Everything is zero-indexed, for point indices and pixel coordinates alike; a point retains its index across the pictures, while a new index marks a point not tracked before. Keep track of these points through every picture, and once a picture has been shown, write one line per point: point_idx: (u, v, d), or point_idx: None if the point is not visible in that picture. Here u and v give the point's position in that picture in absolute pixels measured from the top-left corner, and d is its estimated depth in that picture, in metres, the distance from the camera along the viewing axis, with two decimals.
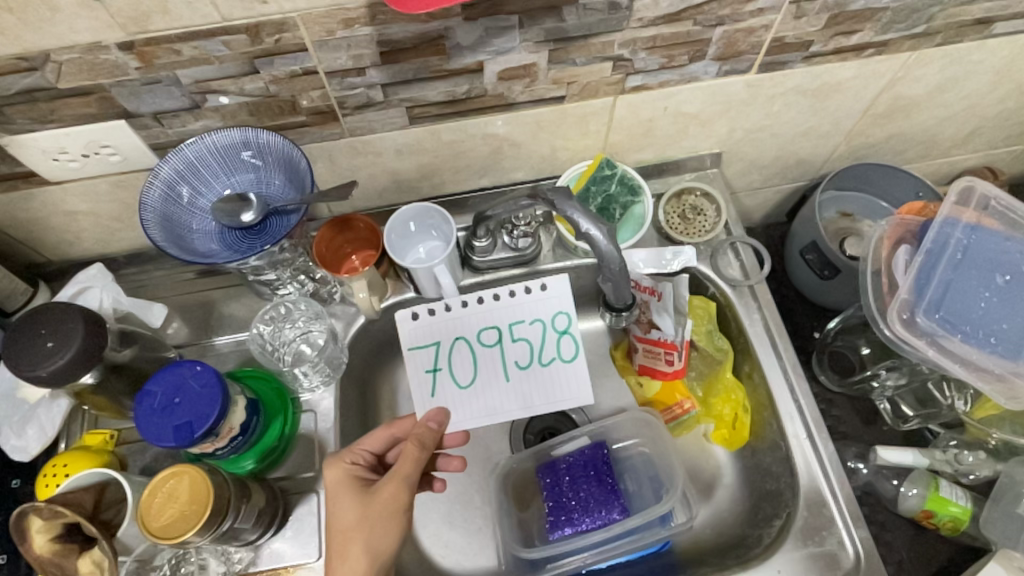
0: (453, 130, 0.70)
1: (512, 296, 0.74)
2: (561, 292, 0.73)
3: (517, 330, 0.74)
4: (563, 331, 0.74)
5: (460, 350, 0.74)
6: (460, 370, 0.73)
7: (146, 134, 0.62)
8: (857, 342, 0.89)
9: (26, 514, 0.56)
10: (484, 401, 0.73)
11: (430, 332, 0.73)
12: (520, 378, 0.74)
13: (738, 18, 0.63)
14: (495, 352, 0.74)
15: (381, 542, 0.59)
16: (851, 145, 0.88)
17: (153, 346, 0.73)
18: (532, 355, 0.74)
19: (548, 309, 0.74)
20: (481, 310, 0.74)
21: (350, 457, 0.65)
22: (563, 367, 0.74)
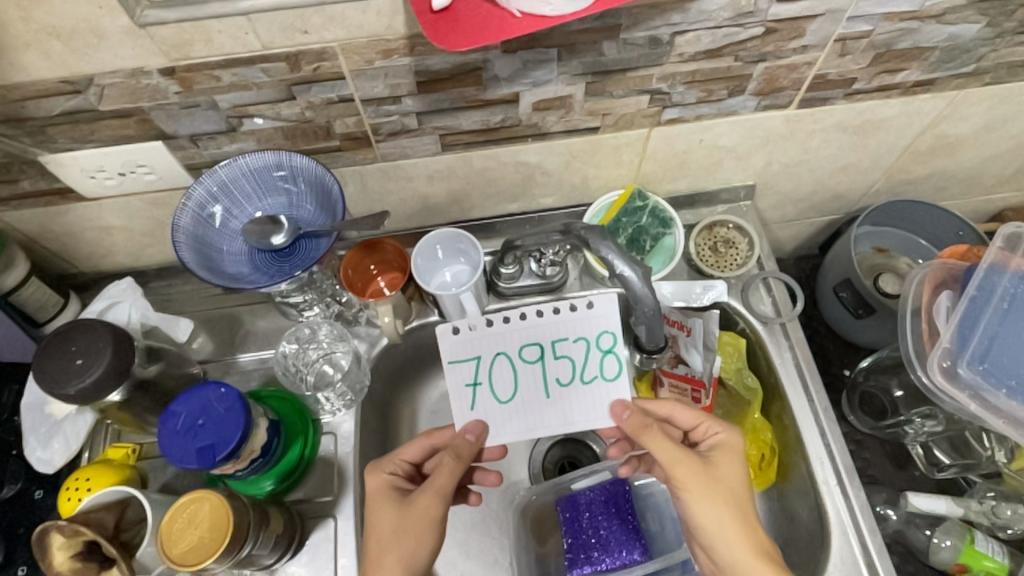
0: (485, 157, 0.70)
1: (555, 312, 0.64)
2: (608, 310, 0.63)
3: (560, 346, 0.63)
4: (607, 350, 0.62)
5: (501, 366, 0.63)
6: (502, 385, 0.62)
7: (182, 155, 0.62)
8: (889, 383, 0.86)
9: (48, 531, 0.56)
10: (522, 420, 0.62)
11: (471, 345, 0.62)
12: (564, 395, 0.62)
13: (781, 55, 0.62)
14: (539, 368, 0.63)
15: (417, 555, 0.56)
16: (889, 181, 0.86)
17: (178, 362, 0.73)
18: (574, 373, 0.62)
19: (595, 327, 0.63)
20: (523, 322, 0.63)
21: (389, 465, 0.62)
22: (607, 388, 0.62)
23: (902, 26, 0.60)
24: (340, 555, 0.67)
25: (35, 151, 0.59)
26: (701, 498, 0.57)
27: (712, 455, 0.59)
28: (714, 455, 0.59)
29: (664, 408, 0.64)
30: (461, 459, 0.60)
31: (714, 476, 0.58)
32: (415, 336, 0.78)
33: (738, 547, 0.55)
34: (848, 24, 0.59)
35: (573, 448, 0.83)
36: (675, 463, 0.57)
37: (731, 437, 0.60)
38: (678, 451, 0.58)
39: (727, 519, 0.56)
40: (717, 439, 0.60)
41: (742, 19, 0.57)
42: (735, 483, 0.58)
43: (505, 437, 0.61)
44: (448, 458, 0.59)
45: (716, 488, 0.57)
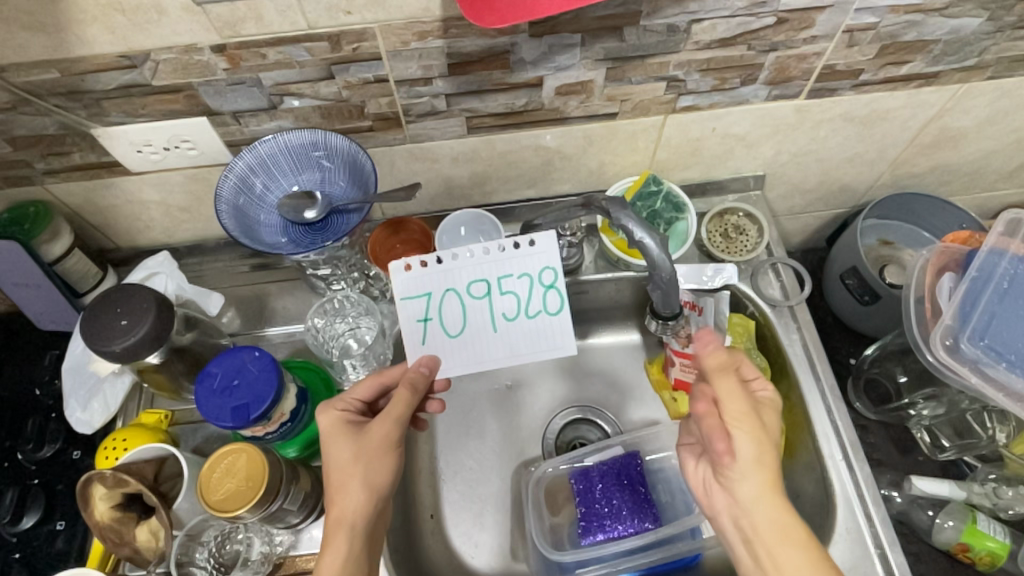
0: (508, 140, 0.73)
1: (500, 251, 0.68)
2: (549, 248, 0.68)
3: (506, 283, 0.69)
4: (550, 285, 0.69)
5: (451, 302, 0.69)
6: (447, 318, 0.69)
7: (224, 131, 0.66)
8: (894, 370, 0.89)
9: (91, 481, 0.60)
10: (472, 351, 0.70)
11: (422, 282, 0.68)
12: (505, 329, 0.69)
13: (791, 45, 0.65)
14: (480, 302, 0.69)
15: (379, 478, 0.60)
16: (895, 174, 0.89)
17: (210, 332, 0.76)
18: (519, 308, 0.69)
19: (535, 262, 0.69)
20: (465, 259, 0.68)
21: (341, 404, 0.64)
22: (549, 321, 0.69)
23: (907, 18, 0.64)
24: None
25: (89, 124, 0.63)
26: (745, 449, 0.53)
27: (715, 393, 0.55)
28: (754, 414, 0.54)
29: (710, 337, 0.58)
30: (416, 390, 0.64)
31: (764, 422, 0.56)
32: None
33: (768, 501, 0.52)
34: (856, 15, 0.63)
35: (584, 428, 0.86)
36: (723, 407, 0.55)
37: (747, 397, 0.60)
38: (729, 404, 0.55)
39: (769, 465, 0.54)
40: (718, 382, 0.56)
41: (756, 9, 0.60)
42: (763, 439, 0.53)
43: (448, 366, 0.69)
44: (402, 391, 0.63)
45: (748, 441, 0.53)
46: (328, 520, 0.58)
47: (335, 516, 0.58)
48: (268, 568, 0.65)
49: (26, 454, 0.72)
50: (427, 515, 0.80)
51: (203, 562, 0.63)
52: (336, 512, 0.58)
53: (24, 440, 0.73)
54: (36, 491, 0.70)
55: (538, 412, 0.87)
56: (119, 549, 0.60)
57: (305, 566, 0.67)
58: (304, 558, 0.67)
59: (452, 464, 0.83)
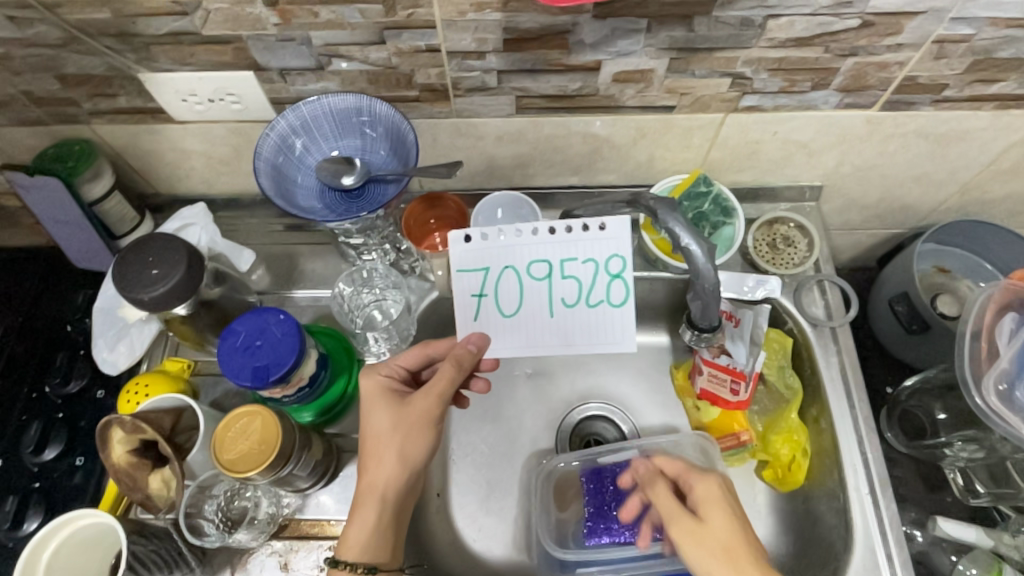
0: (556, 124, 0.70)
1: (567, 232, 0.63)
2: (621, 235, 0.62)
3: (569, 266, 0.64)
4: (616, 274, 0.64)
5: (509, 280, 0.65)
6: (506, 298, 0.66)
7: (269, 88, 0.65)
8: (932, 406, 0.84)
9: (111, 424, 0.61)
10: (525, 335, 0.67)
11: (480, 256, 0.65)
12: (563, 316, 0.66)
13: (873, 50, 0.60)
14: (542, 283, 0.65)
15: (414, 453, 0.60)
16: (964, 198, 0.84)
17: (239, 289, 0.77)
18: (580, 295, 0.65)
19: (604, 250, 0.63)
20: (530, 239, 0.64)
21: (385, 369, 0.64)
22: (610, 312, 0.65)
23: (1006, 33, 0.58)
24: None
25: (136, 68, 0.62)
26: (741, 530, 0.58)
27: (699, 508, 0.61)
28: (703, 511, 0.60)
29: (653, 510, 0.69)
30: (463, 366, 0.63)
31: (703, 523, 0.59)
32: None
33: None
34: (951, 25, 0.57)
35: (600, 425, 0.85)
36: (670, 519, 0.61)
37: (708, 486, 0.62)
38: (675, 508, 0.61)
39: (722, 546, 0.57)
40: (698, 491, 0.62)
41: (840, 9, 0.56)
42: (727, 522, 0.59)
43: (505, 347, 0.67)
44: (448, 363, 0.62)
45: (713, 539, 0.58)
46: (360, 488, 0.59)
47: (366, 484, 0.59)
48: (272, 529, 0.66)
49: (53, 387, 0.74)
50: (433, 493, 0.79)
51: (211, 514, 0.63)
52: (368, 480, 0.59)
53: (54, 374, 0.75)
54: (60, 425, 0.72)
55: (556, 404, 0.86)
56: (132, 493, 0.60)
57: (309, 530, 0.68)
58: (309, 522, 0.68)
59: (465, 447, 0.83)
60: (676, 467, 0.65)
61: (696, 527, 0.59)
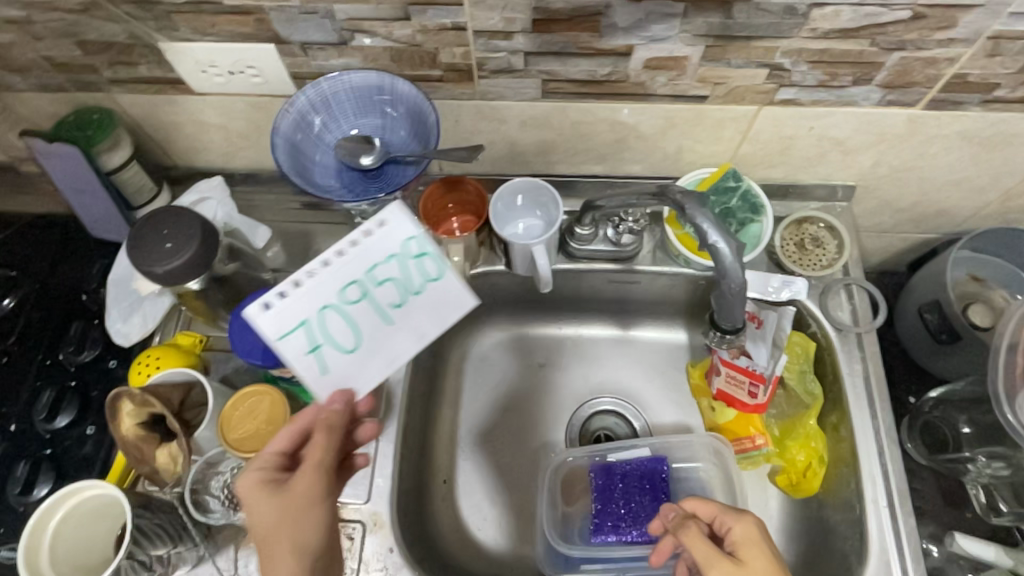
0: (582, 111, 0.68)
1: (351, 242, 0.50)
2: (401, 221, 0.51)
3: (377, 271, 0.51)
4: (422, 252, 0.52)
5: (332, 318, 0.50)
6: (340, 335, 0.50)
7: (290, 62, 0.64)
8: (957, 419, 0.82)
9: (119, 396, 0.60)
10: (382, 358, 0.52)
11: (292, 310, 0.48)
12: (404, 322, 0.52)
13: (922, 45, 0.57)
14: (361, 305, 0.51)
15: (308, 542, 0.48)
16: (1004, 205, 0.80)
17: (252, 266, 0.76)
18: (405, 290, 0.52)
19: (379, 253, 0.51)
20: (321, 271, 0.49)
21: (256, 461, 0.51)
22: (437, 290, 0.53)
23: None
24: (376, 473, 0.69)
25: (157, 37, 0.61)
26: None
27: (737, 553, 0.55)
28: (743, 553, 0.54)
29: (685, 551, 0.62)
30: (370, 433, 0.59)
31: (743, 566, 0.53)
32: (478, 282, 0.80)
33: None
34: (1008, 20, 0.54)
35: (611, 421, 0.83)
36: (709, 567, 0.53)
37: (747, 527, 0.56)
38: (716, 553, 0.54)
39: None
40: (734, 535, 0.56)
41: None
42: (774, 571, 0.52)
43: (380, 372, 0.52)
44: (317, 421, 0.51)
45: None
46: None
47: None
48: None
49: (67, 355, 0.74)
50: (440, 479, 0.79)
51: (217, 491, 0.63)
52: None
53: (67, 342, 0.75)
54: (72, 394, 0.72)
55: (567, 397, 0.84)
56: (139, 466, 0.61)
57: None
58: None
59: (474, 436, 0.82)
60: (704, 508, 0.60)
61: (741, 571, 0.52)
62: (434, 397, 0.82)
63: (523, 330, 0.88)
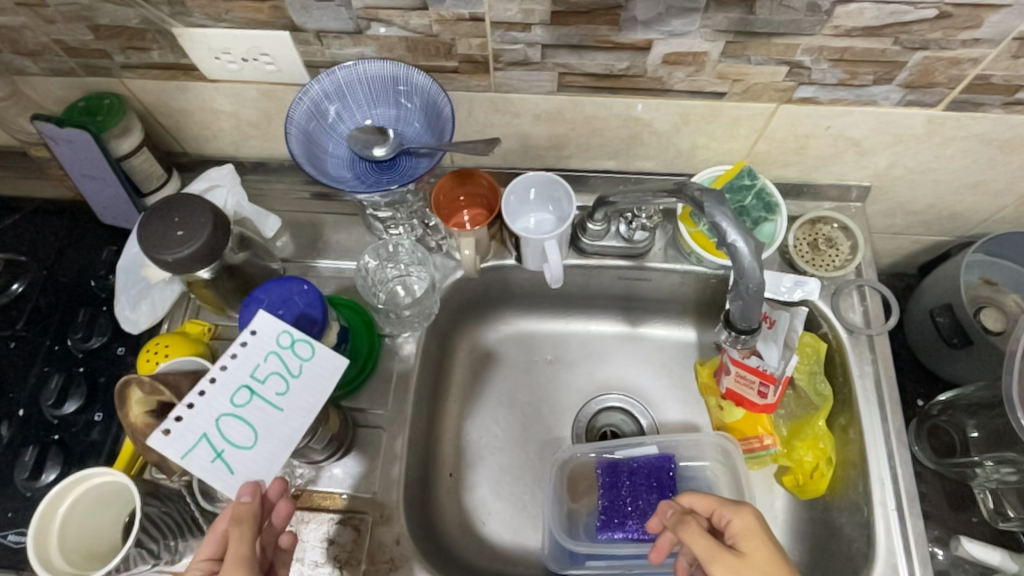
0: (598, 105, 0.67)
1: (229, 357, 0.58)
2: (266, 322, 0.59)
3: (257, 371, 0.58)
4: (291, 341, 0.59)
5: (227, 422, 0.55)
6: (238, 437, 0.55)
7: (304, 50, 0.63)
8: (965, 423, 0.81)
9: (129, 384, 0.61)
10: (283, 439, 0.56)
11: (194, 426, 0.55)
12: (293, 404, 0.58)
13: (945, 45, 0.56)
14: (253, 404, 0.56)
15: None
16: (1020, 209, 0.79)
17: (262, 255, 0.75)
18: (286, 378, 0.58)
19: (257, 355, 0.58)
20: (215, 380, 0.56)
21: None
22: (313, 369, 0.59)
23: None
24: (382, 466, 0.69)
25: (171, 22, 0.61)
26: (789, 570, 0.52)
27: (738, 545, 0.54)
28: (744, 544, 0.54)
29: (685, 547, 0.62)
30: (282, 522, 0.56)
31: (745, 558, 0.53)
32: (488, 275, 0.80)
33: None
34: None
35: (618, 417, 0.83)
36: (711, 561, 0.53)
37: (746, 519, 0.56)
38: (715, 546, 0.54)
39: None
40: (733, 527, 0.56)
41: None
42: (775, 562, 0.52)
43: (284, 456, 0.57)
44: (228, 521, 0.51)
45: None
46: None
47: None
48: None
49: (74, 341, 0.74)
50: (446, 473, 0.79)
51: None
52: None
53: (75, 329, 0.74)
54: (79, 380, 0.72)
55: (574, 393, 0.84)
56: (148, 454, 0.60)
57: (321, 502, 0.68)
58: (321, 494, 0.68)
59: (478, 430, 0.82)
60: (703, 502, 0.60)
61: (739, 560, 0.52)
62: (440, 391, 0.82)
63: (531, 326, 0.88)
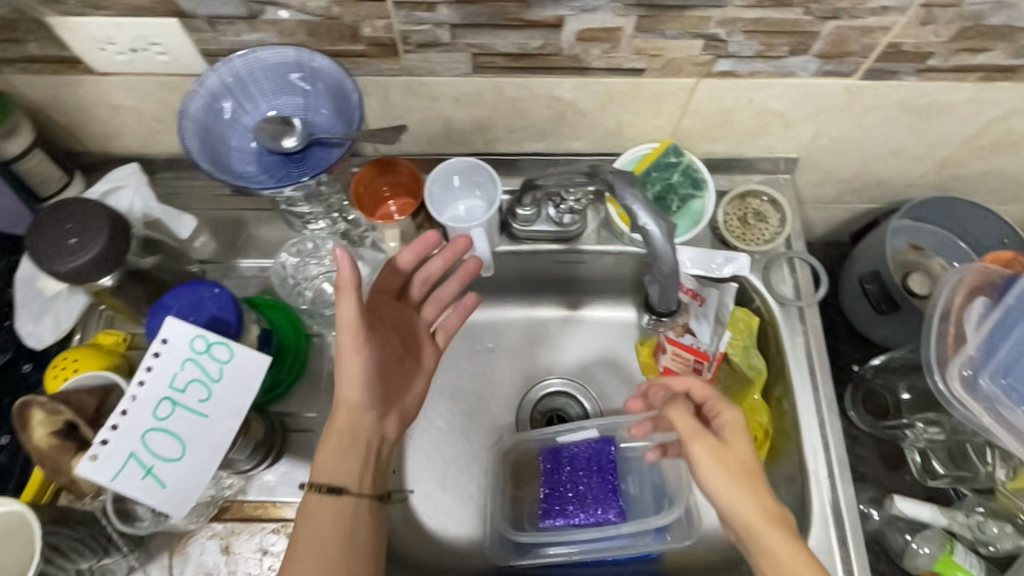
0: (518, 86, 0.65)
1: (144, 370, 0.53)
2: (181, 327, 0.54)
3: (176, 381, 0.53)
4: (209, 344, 0.54)
5: (151, 438, 0.52)
6: (165, 449, 0.52)
7: (198, 38, 0.59)
8: (897, 385, 0.84)
9: (29, 404, 0.56)
10: (215, 446, 0.53)
11: (117, 447, 0.51)
12: (219, 408, 0.54)
13: (856, 13, 0.56)
14: (176, 415, 0.53)
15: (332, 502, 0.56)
16: (941, 174, 0.81)
17: (177, 257, 0.71)
18: (209, 384, 0.54)
19: (174, 364, 0.53)
20: (132, 396, 0.52)
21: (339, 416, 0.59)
22: (236, 371, 0.54)
23: None
24: None
25: (43, 11, 0.56)
26: (764, 467, 0.56)
27: (723, 436, 0.58)
28: (728, 434, 0.58)
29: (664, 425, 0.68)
30: (474, 269, 0.69)
31: (727, 447, 0.57)
32: None
33: (751, 510, 0.53)
34: None
35: (562, 401, 0.83)
36: (692, 439, 0.58)
37: (735, 416, 0.59)
38: (699, 427, 0.58)
39: (738, 488, 0.54)
40: (722, 419, 0.59)
41: None
42: (753, 456, 0.56)
43: (218, 461, 0.53)
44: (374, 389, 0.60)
45: (738, 467, 0.55)
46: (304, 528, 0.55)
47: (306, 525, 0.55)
48: (212, 511, 0.64)
49: None
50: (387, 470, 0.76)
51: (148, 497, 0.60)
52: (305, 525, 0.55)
53: None
54: None
55: (517, 380, 0.83)
56: (57, 477, 0.56)
57: (253, 512, 0.66)
58: (253, 503, 0.66)
59: (419, 424, 0.80)
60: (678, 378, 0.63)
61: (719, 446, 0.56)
62: None
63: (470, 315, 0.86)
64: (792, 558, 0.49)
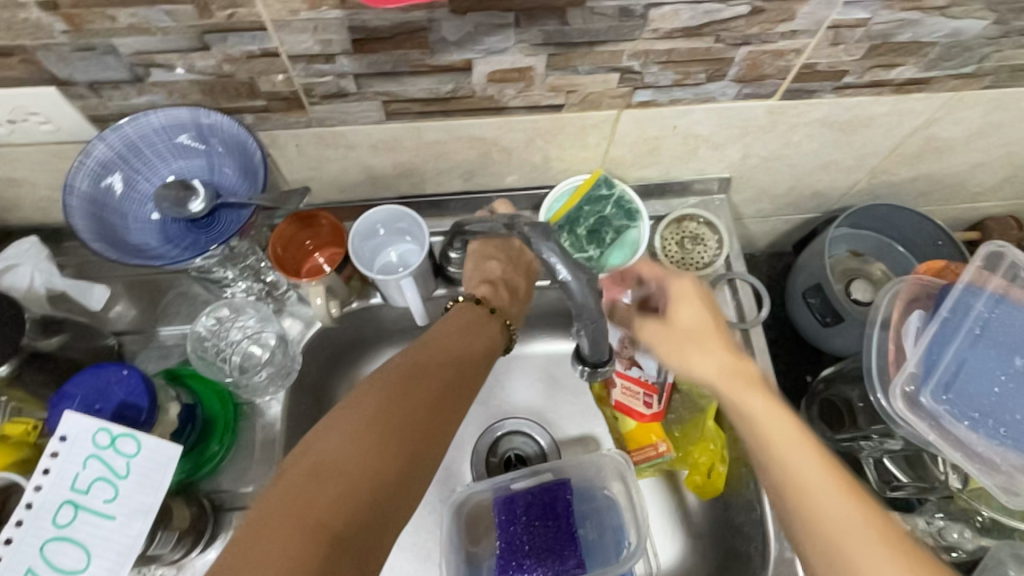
0: (436, 129, 0.63)
1: (41, 473, 0.49)
2: (80, 422, 0.50)
3: (78, 482, 0.49)
4: (115, 437, 0.50)
5: (50, 549, 0.47)
6: (68, 561, 0.47)
7: (83, 104, 0.55)
8: (850, 395, 0.84)
9: None
10: (125, 549, 0.49)
11: (10, 565, 0.46)
12: (127, 508, 0.50)
13: (766, 38, 0.55)
14: (79, 520, 0.48)
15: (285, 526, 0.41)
16: (872, 182, 0.81)
17: (88, 333, 0.67)
18: (117, 481, 0.50)
19: (74, 464, 0.49)
20: (25, 506, 0.47)
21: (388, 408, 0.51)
22: (147, 463, 0.51)
23: (902, 16, 0.54)
24: None
25: None
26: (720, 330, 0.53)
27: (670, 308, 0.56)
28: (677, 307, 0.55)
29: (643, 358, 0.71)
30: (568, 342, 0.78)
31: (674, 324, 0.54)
32: (352, 318, 0.74)
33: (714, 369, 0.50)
34: (845, 9, 0.52)
35: (519, 440, 0.80)
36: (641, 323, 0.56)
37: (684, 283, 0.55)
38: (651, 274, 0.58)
39: (707, 347, 0.51)
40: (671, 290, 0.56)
41: None
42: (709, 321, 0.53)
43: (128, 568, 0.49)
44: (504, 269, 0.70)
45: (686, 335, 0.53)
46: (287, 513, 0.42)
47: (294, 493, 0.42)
48: None
49: None
50: None
51: None
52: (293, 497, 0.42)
53: None
54: None
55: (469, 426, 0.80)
56: None
57: None
58: None
59: None
60: (697, 318, 0.53)
61: (698, 360, 0.51)
62: None
63: None
64: (788, 444, 0.45)
